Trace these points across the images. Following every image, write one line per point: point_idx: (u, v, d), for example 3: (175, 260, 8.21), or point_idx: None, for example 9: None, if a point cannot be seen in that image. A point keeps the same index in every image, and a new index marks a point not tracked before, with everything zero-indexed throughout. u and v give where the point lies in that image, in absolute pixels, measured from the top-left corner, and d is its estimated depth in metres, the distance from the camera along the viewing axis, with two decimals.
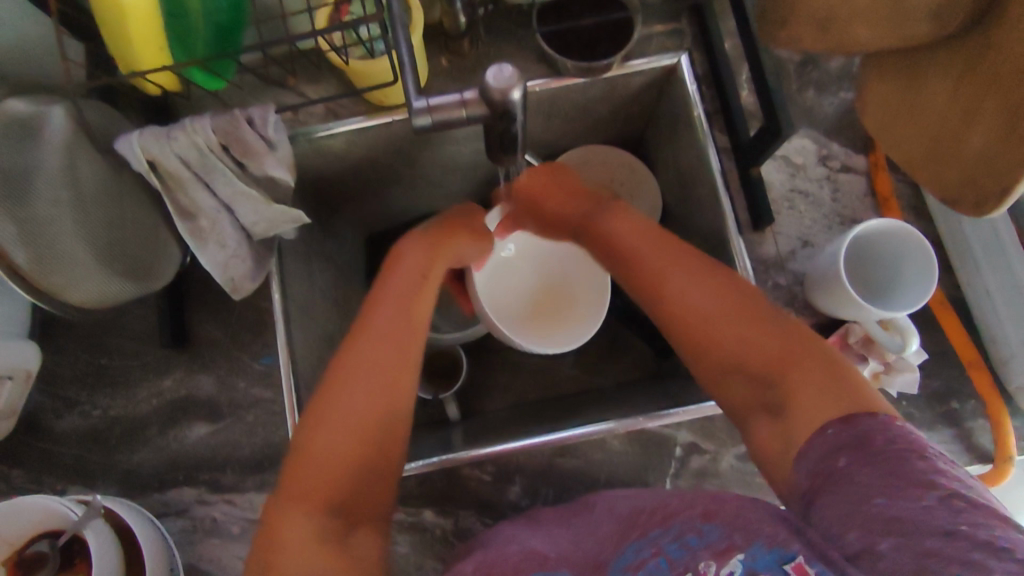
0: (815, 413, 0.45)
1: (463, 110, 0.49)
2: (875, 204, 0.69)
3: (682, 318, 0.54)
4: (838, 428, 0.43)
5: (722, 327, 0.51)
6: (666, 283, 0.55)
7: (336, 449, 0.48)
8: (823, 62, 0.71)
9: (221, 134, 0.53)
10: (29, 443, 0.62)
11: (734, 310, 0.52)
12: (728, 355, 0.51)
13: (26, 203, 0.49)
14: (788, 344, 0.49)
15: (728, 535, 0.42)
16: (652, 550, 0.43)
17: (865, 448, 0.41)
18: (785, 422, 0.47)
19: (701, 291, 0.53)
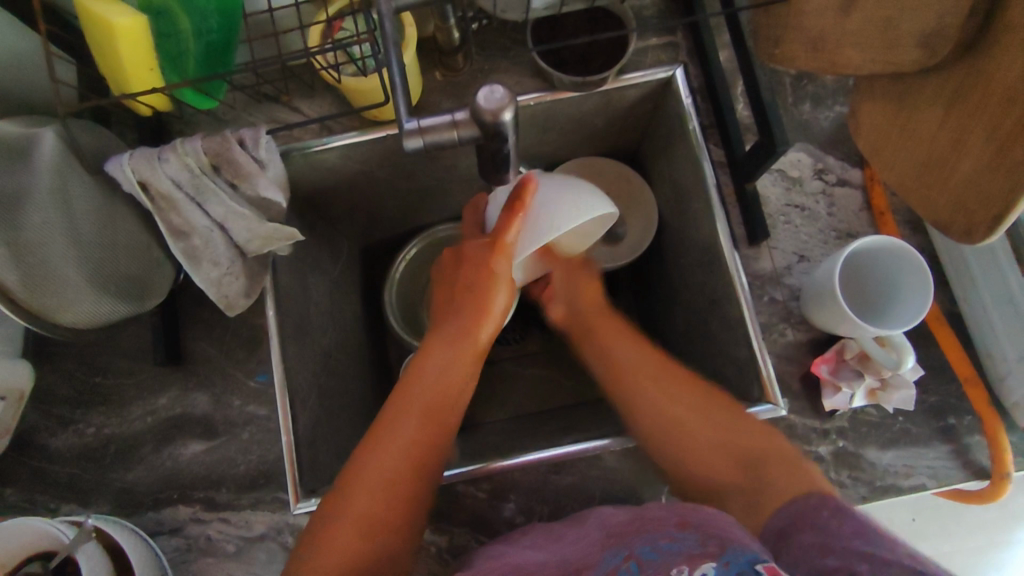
0: (766, 479, 0.49)
1: (453, 132, 0.48)
2: (870, 218, 0.69)
3: (637, 416, 0.57)
4: (786, 495, 0.47)
5: (655, 411, 0.56)
6: (623, 370, 0.60)
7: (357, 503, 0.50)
8: (818, 75, 0.71)
9: (212, 154, 0.54)
10: (23, 461, 0.62)
11: (664, 388, 0.57)
12: (671, 427, 0.55)
13: (15, 225, 0.49)
14: (715, 418, 0.55)
15: (704, 542, 0.40)
16: (628, 554, 0.42)
17: (814, 505, 0.44)
18: (747, 490, 0.49)
19: (637, 369, 0.59)
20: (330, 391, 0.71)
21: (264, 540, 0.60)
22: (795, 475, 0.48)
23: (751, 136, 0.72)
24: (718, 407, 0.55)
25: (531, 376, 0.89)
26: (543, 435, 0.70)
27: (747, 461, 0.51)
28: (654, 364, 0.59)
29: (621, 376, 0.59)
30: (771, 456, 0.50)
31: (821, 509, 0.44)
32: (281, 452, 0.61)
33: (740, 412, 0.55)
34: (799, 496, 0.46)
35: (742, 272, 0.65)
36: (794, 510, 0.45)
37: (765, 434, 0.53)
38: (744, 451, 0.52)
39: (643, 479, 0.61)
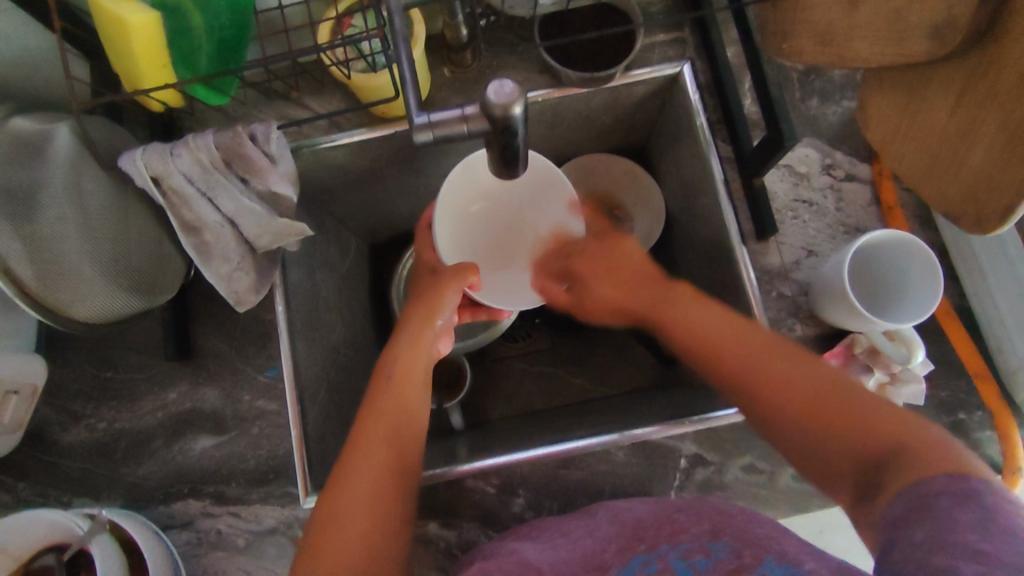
0: (895, 472, 0.38)
1: (462, 125, 0.48)
2: (879, 213, 0.69)
3: (718, 365, 0.51)
4: (913, 477, 0.37)
5: (753, 366, 0.49)
6: (725, 355, 0.51)
7: (348, 522, 0.47)
8: (826, 71, 0.71)
9: (224, 150, 0.55)
10: (36, 455, 0.63)
11: (759, 346, 0.50)
12: (800, 415, 0.45)
13: (28, 218, 0.49)
14: (827, 396, 0.45)
15: (738, 555, 0.39)
16: (660, 565, 0.41)
17: (938, 489, 0.35)
18: (872, 481, 0.40)
19: (756, 356, 0.49)
20: (338, 386, 0.71)
21: (274, 534, 0.60)
22: (927, 452, 0.38)
23: (758, 131, 0.72)
24: (819, 371, 0.46)
25: (539, 373, 0.89)
26: (555, 430, 0.70)
27: (853, 430, 0.42)
28: (723, 324, 0.53)
29: (718, 345, 0.51)
30: (901, 438, 0.40)
31: (940, 496, 0.35)
32: (290, 446, 0.61)
33: (845, 391, 0.44)
34: (925, 478, 0.36)
35: (751, 267, 0.65)
36: (912, 500, 0.36)
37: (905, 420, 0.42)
38: (875, 427, 0.42)
39: (652, 473, 0.61)
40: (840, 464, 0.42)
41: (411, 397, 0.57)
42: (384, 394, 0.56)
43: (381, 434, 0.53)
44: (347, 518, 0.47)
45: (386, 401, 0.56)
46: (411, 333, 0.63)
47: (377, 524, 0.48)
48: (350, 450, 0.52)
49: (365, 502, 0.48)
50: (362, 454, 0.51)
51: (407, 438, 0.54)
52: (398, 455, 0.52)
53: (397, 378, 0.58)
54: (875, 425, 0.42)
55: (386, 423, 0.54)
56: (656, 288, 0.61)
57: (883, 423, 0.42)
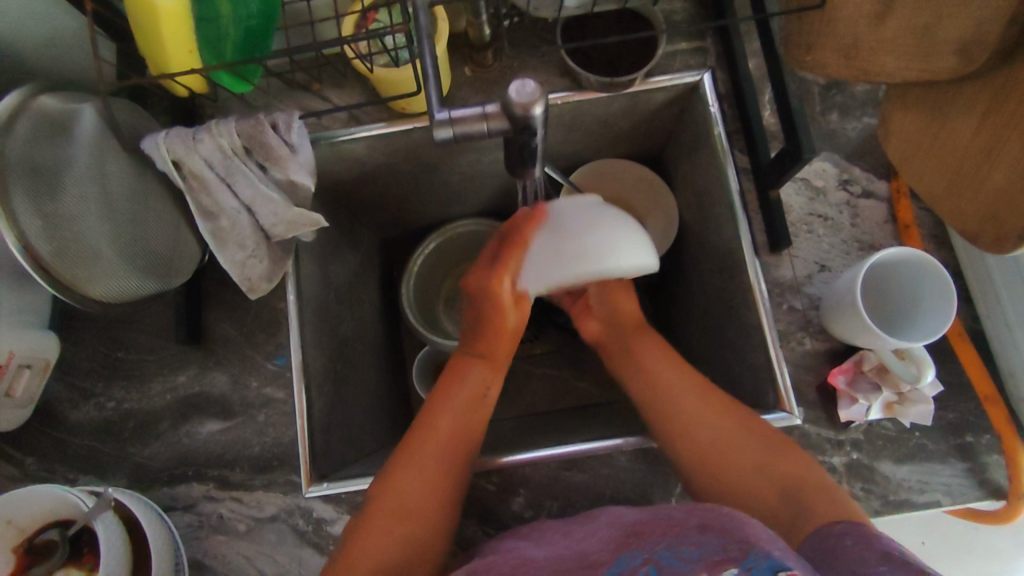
0: (810, 505, 0.52)
1: (483, 123, 0.49)
2: (894, 230, 0.68)
3: (684, 430, 0.58)
4: (815, 525, 0.51)
5: (727, 437, 0.57)
6: (666, 403, 0.61)
7: (406, 514, 0.54)
8: (847, 86, 0.71)
9: (245, 136, 0.55)
10: (44, 431, 0.63)
11: (712, 415, 0.59)
12: (748, 481, 0.55)
13: (52, 196, 0.49)
14: (747, 445, 0.56)
15: (725, 547, 0.40)
16: (647, 557, 0.42)
17: (840, 534, 0.48)
18: (783, 520, 0.53)
19: (725, 448, 0.57)
20: (345, 378, 0.71)
21: (275, 521, 0.60)
22: (826, 500, 0.52)
23: (775, 143, 0.72)
24: (781, 447, 0.56)
25: (544, 375, 0.89)
26: (557, 433, 0.70)
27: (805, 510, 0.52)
28: (680, 385, 0.61)
29: (709, 407, 0.59)
30: (803, 483, 0.54)
31: (846, 537, 0.47)
32: (295, 435, 0.62)
33: (803, 459, 0.55)
34: (824, 526, 0.50)
35: (762, 279, 0.65)
36: (822, 537, 0.49)
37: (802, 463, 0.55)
38: (788, 478, 0.54)
39: (654, 480, 0.61)
40: (766, 500, 0.54)
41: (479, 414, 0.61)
42: (452, 407, 0.61)
43: (450, 421, 0.60)
44: (405, 509, 0.54)
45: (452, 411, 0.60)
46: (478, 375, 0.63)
47: (436, 524, 0.54)
48: (410, 446, 0.58)
49: (427, 503, 0.54)
50: (419, 461, 0.57)
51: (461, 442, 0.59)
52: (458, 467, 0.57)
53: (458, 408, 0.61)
54: (792, 484, 0.54)
55: (446, 429, 0.59)
56: (677, 361, 0.63)
57: (800, 474, 0.54)
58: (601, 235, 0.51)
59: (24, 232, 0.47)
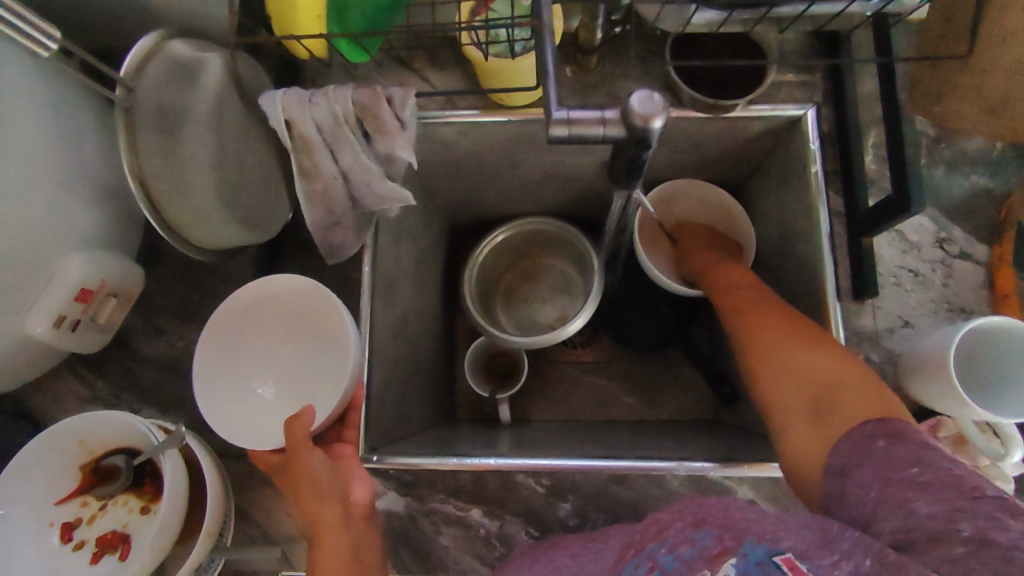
0: (844, 409, 0.45)
1: (600, 129, 0.48)
2: (989, 297, 0.66)
3: (749, 325, 0.56)
4: (850, 423, 0.44)
5: (787, 333, 0.53)
6: (764, 334, 0.54)
7: None
8: (959, 141, 0.69)
9: (359, 107, 0.55)
10: (117, 359, 0.66)
11: (792, 330, 0.53)
12: (794, 400, 0.49)
13: (169, 138, 0.50)
14: (824, 361, 0.49)
15: (721, 537, 0.37)
16: (647, 565, 0.36)
17: (869, 433, 0.42)
18: (819, 411, 0.47)
19: (778, 332, 0.53)
20: (404, 355, 0.72)
21: None
22: (873, 402, 0.45)
23: (874, 189, 0.70)
24: (843, 359, 0.49)
25: (592, 384, 0.89)
26: (605, 444, 0.69)
27: (837, 405, 0.46)
28: (763, 301, 0.58)
29: (762, 322, 0.55)
30: (870, 403, 0.45)
31: (876, 438, 0.41)
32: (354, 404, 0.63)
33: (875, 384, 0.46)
34: (857, 423, 0.44)
35: (842, 326, 0.64)
36: (850, 434, 0.43)
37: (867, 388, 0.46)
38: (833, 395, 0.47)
39: None
40: (801, 415, 0.48)
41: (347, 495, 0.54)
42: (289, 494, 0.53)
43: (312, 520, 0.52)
44: None
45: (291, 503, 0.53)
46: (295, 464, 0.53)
47: None
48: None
49: None
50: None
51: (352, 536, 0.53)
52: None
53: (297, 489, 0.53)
54: (872, 395, 0.45)
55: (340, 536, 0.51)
56: (774, 309, 0.56)
57: (872, 397, 0.45)
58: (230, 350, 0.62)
59: (142, 168, 0.50)
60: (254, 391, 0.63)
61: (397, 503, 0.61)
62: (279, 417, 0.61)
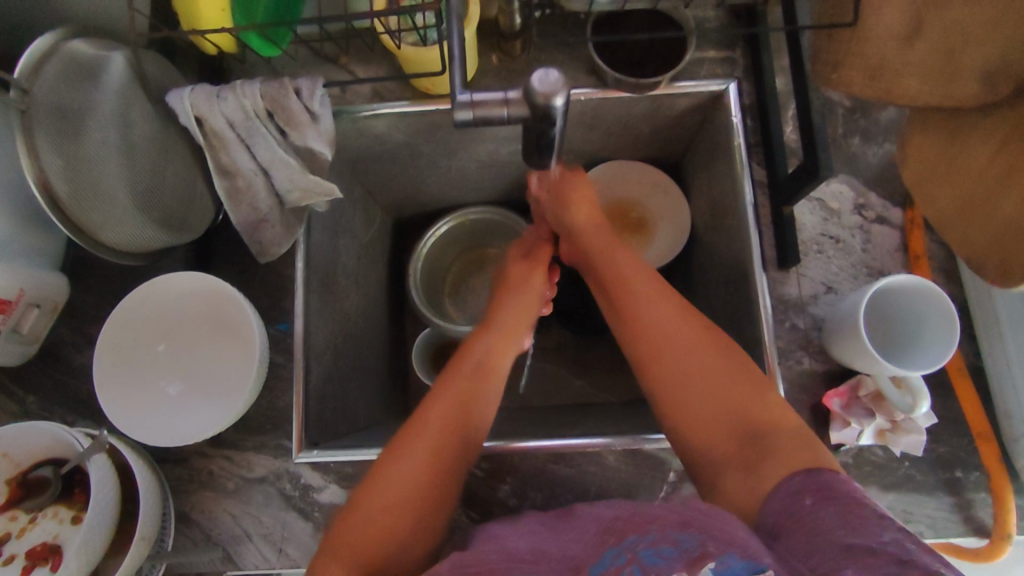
0: (768, 459, 0.47)
1: (503, 110, 0.49)
2: (905, 259, 0.68)
3: (648, 334, 0.56)
4: (780, 475, 0.45)
5: (693, 356, 0.53)
6: (661, 342, 0.55)
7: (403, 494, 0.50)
8: (872, 110, 0.71)
9: (268, 99, 0.55)
10: (46, 370, 0.63)
11: (693, 334, 0.54)
12: (706, 426, 0.51)
13: (74, 138, 0.49)
14: (730, 381, 0.51)
15: (703, 543, 0.40)
16: (628, 556, 0.41)
17: (801, 488, 0.43)
18: (747, 459, 0.48)
19: (682, 346, 0.54)
20: (345, 350, 0.72)
21: (263, 482, 0.61)
22: (799, 444, 0.47)
23: (794, 161, 0.72)
24: (742, 376, 0.51)
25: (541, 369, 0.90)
26: (551, 428, 0.71)
27: (768, 458, 0.47)
28: (655, 295, 0.57)
29: (654, 334, 0.55)
30: (781, 439, 0.48)
31: (805, 496, 0.43)
32: (290, 401, 0.63)
33: (764, 393, 0.51)
34: (787, 476, 0.45)
35: (767, 296, 0.66)
36: (782, 500, 0.43)
37: (778, 420, 0.49)
38: (747, 425, 0.49)
39: (640, 482, 0.62)
40: (724, 446, 0.49)
41: (484, 390, 0.59)
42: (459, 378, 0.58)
43: (448, 420, 0.55)
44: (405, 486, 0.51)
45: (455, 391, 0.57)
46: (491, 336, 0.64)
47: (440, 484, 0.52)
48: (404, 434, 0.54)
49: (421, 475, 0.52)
50: (427, 428, 0.54)
51: (461, 444, 0.55)
52: (446, 477, 0.53)
53: (470, 377, 0.59)
54: (769, 425, 0.49)
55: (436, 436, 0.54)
56: (666, 302, 0.57)
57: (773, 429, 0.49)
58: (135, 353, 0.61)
59: (44, 170, 0.48)
60: (161, 389, 0.62)
61: (337, 496, 0.61)
62: (178, 418, 0.60)
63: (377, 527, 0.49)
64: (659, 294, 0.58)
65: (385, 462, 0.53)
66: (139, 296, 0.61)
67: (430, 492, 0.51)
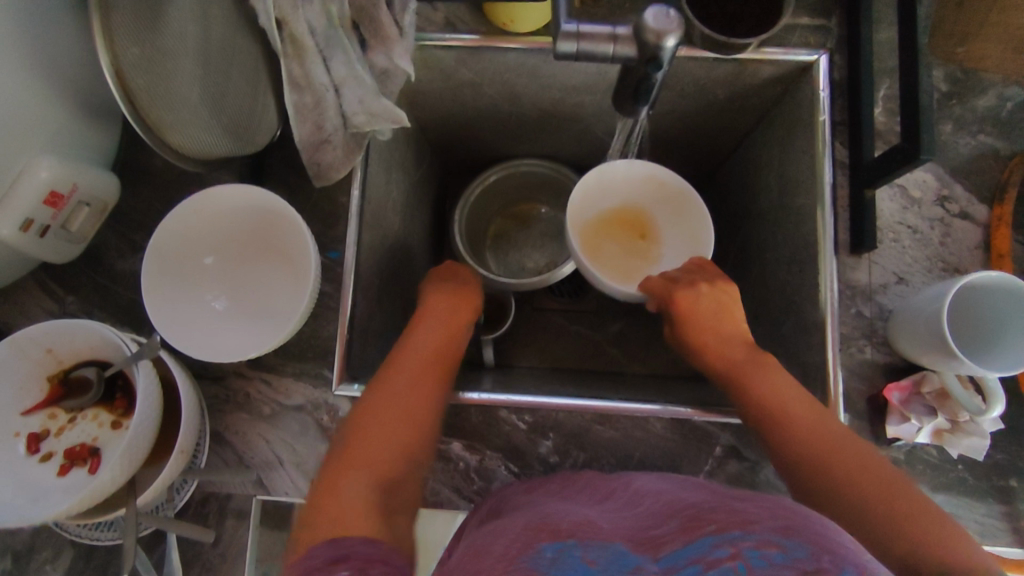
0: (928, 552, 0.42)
1: (610, 46, 0.46)
2: (985, 258, 0.65)
3: (771, 411, 0.52)
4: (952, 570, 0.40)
5: (849, 449, 0.48)
6: (791, 417, 0.51)
7: (373, 442, 0.51)
8: (971, 97, 0.67)
9: (356, 9, 0.52)
10: (89, 273, 0.61)
11: (832, 424, 0.50)
12: (849, 491, 0.46)
13: (152, 24, 0.44)
14: (868, 463, 0.47)
15: (818, 556, 0.35)
16: (731, 551, 0.36)
17: None
18: (893, 537, 0.43)
19: (819, 432, 0.49)
20: (389, 289, 0.70)
21: (300, 410, 0.60)
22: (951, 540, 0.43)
23: (881, 143, 0.68)
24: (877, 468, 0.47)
25: (575, 332, 0.89)
26: (587, 389, 0.69)
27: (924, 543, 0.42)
28: (774, 374, 0.54)
29: (784, 415, 0.51)
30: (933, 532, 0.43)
31: None
32: (337, 332, 0.61)
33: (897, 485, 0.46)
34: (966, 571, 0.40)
35: (835, 278, 0.63)
36: None
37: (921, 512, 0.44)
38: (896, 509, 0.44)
39: (685, 453, 0.60)
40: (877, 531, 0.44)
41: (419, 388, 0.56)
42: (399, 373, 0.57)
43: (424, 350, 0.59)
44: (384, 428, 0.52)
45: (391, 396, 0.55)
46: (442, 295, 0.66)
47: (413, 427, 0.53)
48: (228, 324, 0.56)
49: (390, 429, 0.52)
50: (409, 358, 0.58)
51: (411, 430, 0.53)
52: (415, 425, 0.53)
53: (421, 354, 0.59)
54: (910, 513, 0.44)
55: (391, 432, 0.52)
56: (774, 371, 0.54)
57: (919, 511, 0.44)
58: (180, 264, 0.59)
59: (118, 57, 0.44)
60: (208, 304, 0.60)
61: None
62: (220, 335, 0.58)
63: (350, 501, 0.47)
64: (777, 373, 0.54)
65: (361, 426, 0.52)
66: (196, 205, 0.58)
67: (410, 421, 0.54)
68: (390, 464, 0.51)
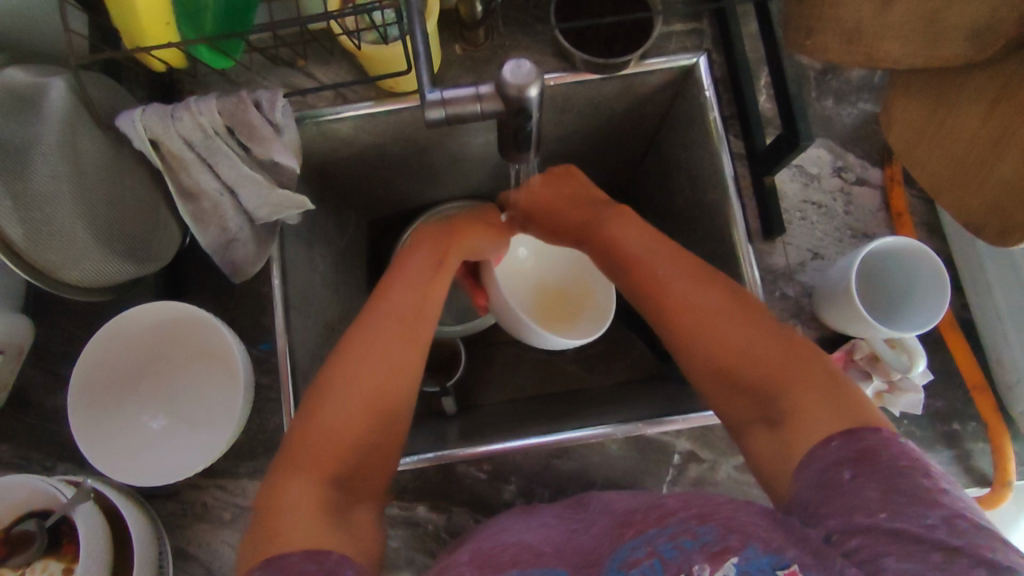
0: (802, 423, 0.44)
1: (477, 105, 0.47)
2: (888, 219, 0.68)
3: (653, 291, 0.56)
4: (819, 441, 0.42)
5: (752, 344, 0.50)
6: (674, 301, 0.54)
7: (353, 386, 0.50)
8: (844, 70, 0.70)
9: (227, 116, 0.53)
10: (20, 417, 0.60)
11: (724, 305, 0.52)
12: (744, 386, 0.49)
13: (22, 178, 0.48)
14: (760, 349, 0.49)
15: (724, 537, 0.38)
16: (647, 548, 0.40)
17: (839, 453, 0.40)
18: (779, 427, 0.45)
19: (705, 308, 0.53)
20: None
21: (260, 509, 0.59)
22: (844, 405, 0.43)
23: (771, 128, 0.71)
24: (760, 334, 0.50)
25: (532, 360, 0.89)
26: (545, 418, 0.69)
27: (805, 422, 0.44)
28: (668, 262, 0.57)
29: (663, 297, 0.55)
30: (806, 397, 0.45)
31: (846, 463, 0.39)
32: (282, 423, 0.60)
33: (805, 358, 0.48)
34: (825, 437, 0.42)
35: (754, 266, 0.65)
36: (818, 462, 0.41)
37: (807, 366, 0.47)
38: (767, 369, 0.48)
39: (646, 467, 0.61)
40: (754, 412, 0.48)
41: (416, 322, 0.56)
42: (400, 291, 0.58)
43: (397, 327, 0.54)
44: (365, 375, 0.50)
45: (387, 331, 0.54)
46: (417, 279, 0.60)
47: (395, 394, 0.51)
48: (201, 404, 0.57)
49: (372, 376, 0.51)
50: (373, 345, 0.52)
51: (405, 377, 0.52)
52: (388, 383, 0.51)
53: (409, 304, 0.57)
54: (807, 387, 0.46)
55: (387, 364, 0.52)
56: (670, 252, 0.58)
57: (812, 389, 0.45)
58: (109, 393, 0.59)
59: None
60: (145, 425, 0.60)
61: None
62: (163, 453, 0.58)
63: (320, 456, 0.47)
64: (646, 233, 0.61)
65: (339, 355, 0.52)
66: (111, 334, 0.58)
67: (375, 405, 0.50)
68: (382, 400, 0.50)
